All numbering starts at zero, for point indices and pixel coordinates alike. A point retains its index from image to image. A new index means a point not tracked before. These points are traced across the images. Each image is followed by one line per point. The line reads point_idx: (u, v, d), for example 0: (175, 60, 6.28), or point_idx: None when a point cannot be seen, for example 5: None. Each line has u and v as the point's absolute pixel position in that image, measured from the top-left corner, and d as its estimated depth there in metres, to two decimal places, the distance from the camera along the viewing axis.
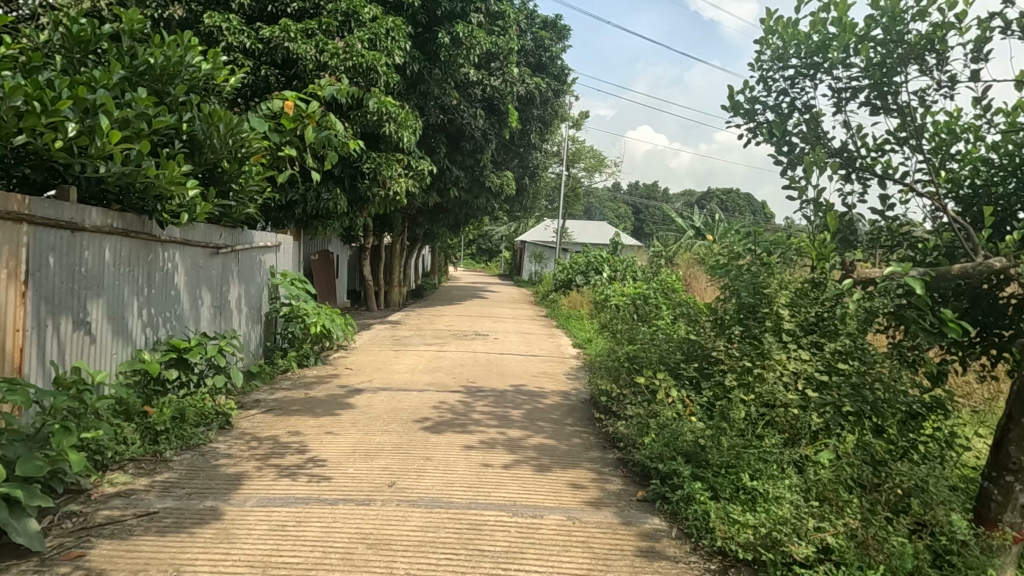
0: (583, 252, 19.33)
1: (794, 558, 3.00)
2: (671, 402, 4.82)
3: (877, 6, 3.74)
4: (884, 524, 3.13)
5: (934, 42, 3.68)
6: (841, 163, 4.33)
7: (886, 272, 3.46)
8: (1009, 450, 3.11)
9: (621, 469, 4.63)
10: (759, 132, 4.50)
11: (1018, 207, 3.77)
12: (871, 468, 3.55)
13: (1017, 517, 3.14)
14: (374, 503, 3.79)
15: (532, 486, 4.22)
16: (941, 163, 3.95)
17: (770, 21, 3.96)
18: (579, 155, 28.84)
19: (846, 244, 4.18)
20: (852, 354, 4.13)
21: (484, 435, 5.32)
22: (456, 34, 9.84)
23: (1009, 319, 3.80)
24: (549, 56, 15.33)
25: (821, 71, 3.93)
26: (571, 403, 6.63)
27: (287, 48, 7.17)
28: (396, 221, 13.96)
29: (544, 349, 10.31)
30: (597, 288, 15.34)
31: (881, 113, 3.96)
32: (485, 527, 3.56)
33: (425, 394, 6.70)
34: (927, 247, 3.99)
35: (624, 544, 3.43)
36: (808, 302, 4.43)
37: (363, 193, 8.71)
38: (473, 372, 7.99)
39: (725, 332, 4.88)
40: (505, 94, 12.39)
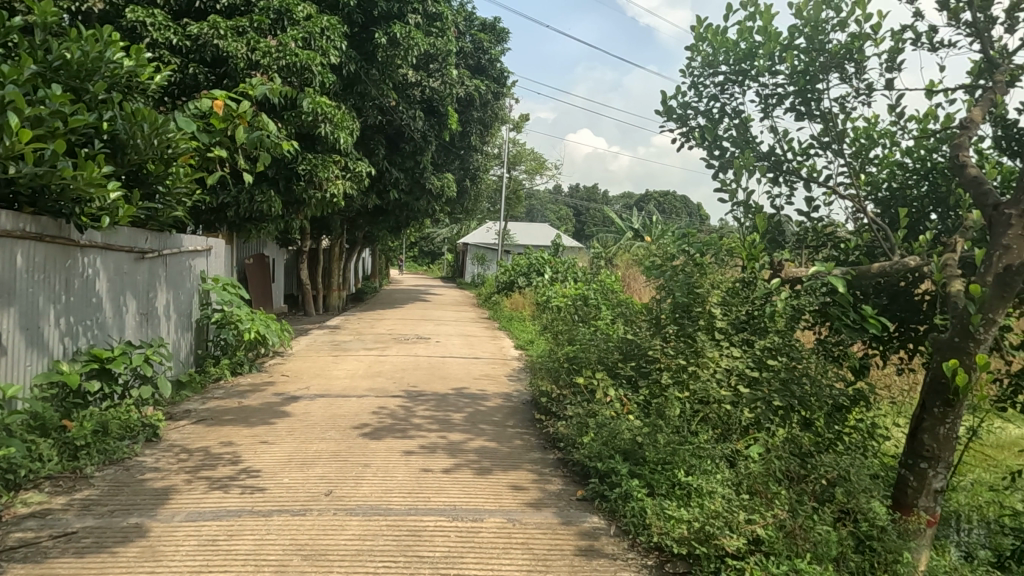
0: (525, 253, 19.45)
1: (726, 550, 3.08)
2: (609, 402, 4.94)
3: (800, 15, 3.90)
4: (811, 514, 3.26)
5: (852, 52, 3.87)
6: (769, 167, 4.50)
7: (811, 271, 3.60)
8: (922, 438, 3.27)
9: (561, 469, 4.68)
10: (690, 136, 4.63)
11: (930, 209, 4.02)
12: (798, 460, 3.70)
13: (931, 501, 3.32)
14: (310, 512, 3.70)
15: (473, 489, 4.21)
16: (861, 167, 4.15)
17: (700, 28, 4.08)
18: (520, 157, 29.01)
19: (775, 244, 4.32)
20: (780, 351, 4.24)
21: (425, 439, 5.28)
22: (394, 35, 9.74)
23: (923, 315, 4.06)
24: (489, 59, 15.41)
25: (748, 77, 4.07)
26: (513, 405, 6.65)
27: (217, 46, 6.92)
28: (336, 223, 13.65)
29: (487, 351, 10.30)
30: (539, 289, 15.47)
31: (806, 118, 4.13)
32: (425, 533, 3.53)
33: (365, 400, 6.60)
34: (849, 247, 4.20)
35: (563, 543, 3.46)
36: (740, 301, 4.45)
37: (299, 195, 8.49)
38: (415, 376, 7.91)
39: (661, 331, 4.95)
40: (445, 95, 12.34)
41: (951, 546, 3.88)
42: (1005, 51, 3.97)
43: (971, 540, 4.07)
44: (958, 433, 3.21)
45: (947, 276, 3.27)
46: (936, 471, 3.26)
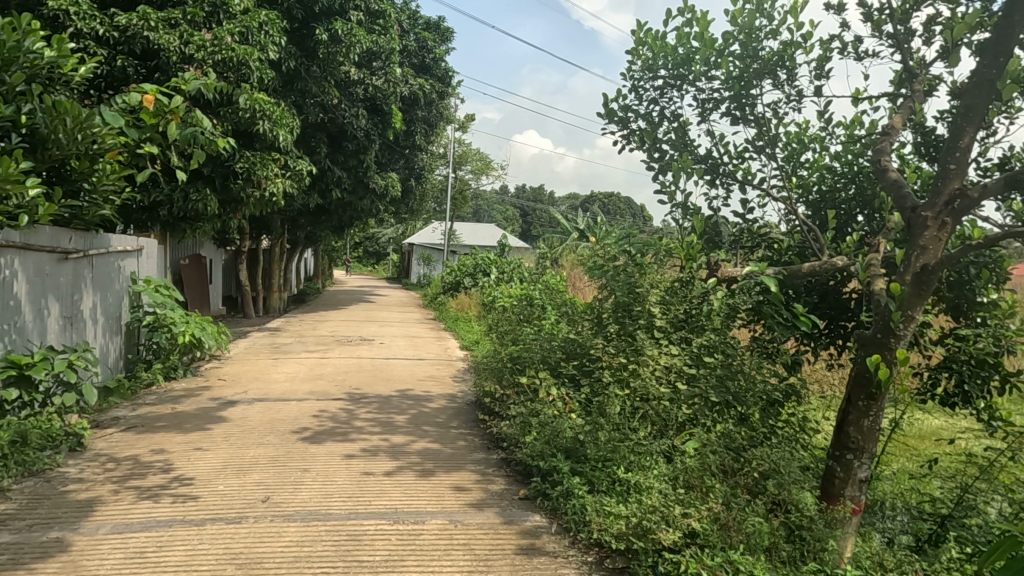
0: (470, 253, 19.45)
1: (663, 544, 3.14)
2: (552, 401, 5.00)
3: (735, 22, 4.01)
4: (744, 506, 3.37)
5: (784, 59, 4.02)
6: (706, 169, 4.62)
7: (746, 271, 3.71)
8: (848, 431, 3.40)
9: (504, 469, 4.70)
10: (631, 139, 4.71)
11: (857, 211, 4.24)
12: (732, 455, 3.81)
13: (856, 491, 3.46)
14: (245, 520, 3.59)
15: (415, 491, 4.17)
16: (793, 170, 4.31)
17: (640, 32, 4.14)
18: (465, 157, 28.92)
19: (712, 244, 4.43)
20: (716, 348, 4.32)
21: (367, 442, 5.20)
22: (336, 31, 9.58)
23: (851, 312, 4.27)
24: (433, 58, 15.33)
25: (686, 82, 4.17)
26: (457, 406, 6.63)
27: (147, 39, 6.64)
28: (276, 222, 13.31)
29: (432, 352, 10.23)
30: (484, 289, 15.48)
31: (740, 122, 4.27)
32: (366, 537, 3.47)
33: (305, 403, 6.47)
34: (782, 248, 4.36)
35: (505, 543, 3.47)
36: (678, 300, 4.56)
37: (236, 194, 8.24)
38: (358, 378, 7.79)
39: (603, 330, 5.02)
40: (389, 94, 12.24)
41: (875, 532, 4.05)
42: (922, 62, 4.19)
43: (894, 527, 4.27)
44: (881, 424, 3.36)
45: (871, 275, 3.43)
46: (861, 462, 3.40)
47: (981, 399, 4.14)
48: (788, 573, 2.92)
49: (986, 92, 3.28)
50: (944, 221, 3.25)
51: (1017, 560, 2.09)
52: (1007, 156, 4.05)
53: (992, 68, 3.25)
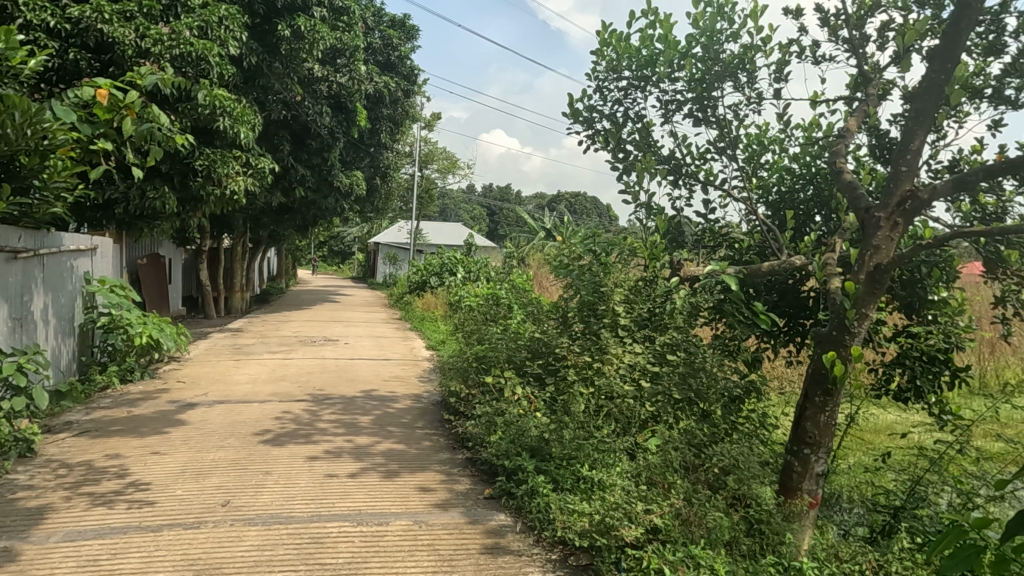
0: (437, 253, 19.37)
1: (625, 540, 3.17)
2: (517, 400, 5.02)
3: (696, 25, 4.07)
4: (705, 501, 3.43)
5: (744, 62, 4.10)
6: (670, 170, 4.69)
7: (707, 270, 3.76)
8: (805, 426, 3.48)
9: (469, 468, 4.69)
10: (596, 139, 4.75)
11: (815, 211, 4.34)
12: (693, 451, 3.87)
13: (813, 485, 3.53)
14: (204, 525, 3.52)
15: (379, 492, 4.14)
16: (753, 171, 4.39)
17: (605, 33, 4.17)
18: (431, 156, 28.79)
19: (675, 244, 4.49)
20: (678, 346, 4.38)
21: (330, 444, 5.14)
22: (298, 28, 9.46)
23: (809, 310, 4.38)
24: (398, 56, 15.23)
25: (650, 83, 4.22)
26: (422, 406, 6.60)
27: (100, 31, 6.39)
28: (237, 221, 13.06)
29: (398, 352, 10.16)
30: (451, 289, 15.44)
31: (702, 124, 4.34)
32: (329, 540, 3.43)
33: (267, 405, 6.36)
34: (743, 247, 4.44)
35: (469, 543, 3.47)
36: (642, 299, 4.62)
37: (196, 192, 8.05)
38: (321, 379, 7.69)
39: (569, 329, 5.06)
40: (353, 91, 12.14)
41: (831, 524, 4.15)
42: (876, 67, 4.30)
43: (850, 520, 4.39)
44: (836, 420, 3.44)
45: (827, 274, 3.52)
46: (818, 456, 3.48)
47: (932, 394, 4.28)
48: (747, 567, 2.98)
49: (935, 97, 3.39)
50: (896, 221, 3.35)
51: (963, 548, 2.17)
52: (955, 158, 4.20)
53: (941, 74, 3.36)
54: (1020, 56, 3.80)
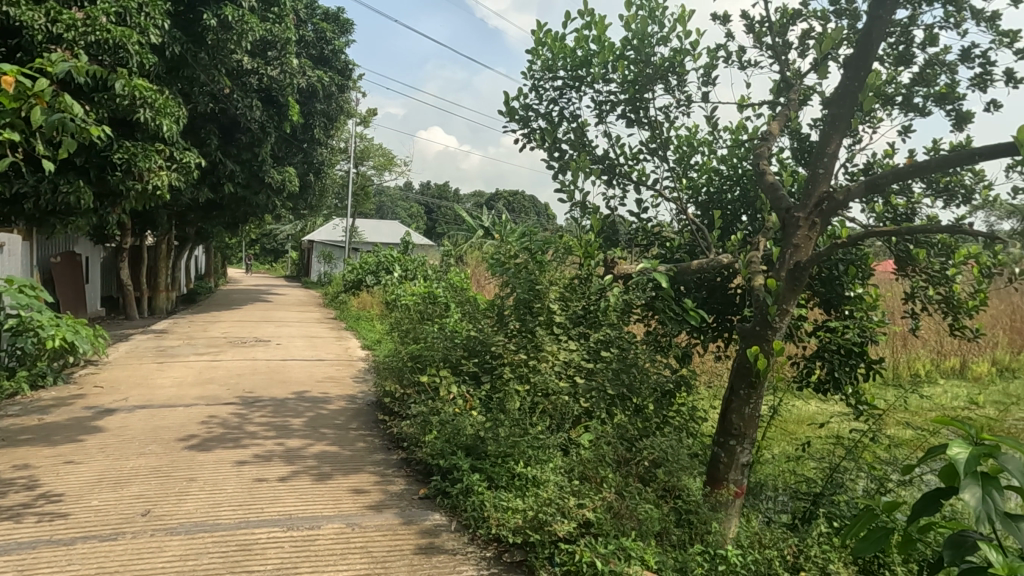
0: (373, 251, 19.09)
1: (558, 535, 3.21)
2: (452, 398, 5.00)
3: (629, 27, 4.15)
4: (636, 494, 3.51)
5: (674, 65, 4.21)
6: (604, 169, 4.76)
7: (640, 268, 3.83)
8: (731, 418, 3.58)
9: (404, 469, 4.66)
10: (532, 137, 4.78)
11: (741, 212, 4.50)
12: (624, 445, 3.96)
13: (739, 475, 3.64)
14: (122, 536, 3.35)
15: (311, 496, 4.04)
16: (683, 172, 4.52)
17: (540, 33, 4.19)
18: (367, 153, 28.35)
19: (610, 242, 4.57)
20: (612, 343, 4.43)
21: (260, 447, 4.99)
22: (225, 18, 9.08)
23: (736, 306, 4.54)
24: (332, 50, 14.91)
25: (584, 83, 4.28)
26: (356, 406, 6.49)
27: (5, 14, 5.91)
28: (161, 217, 12.49)
29: (332, 352, 9.96)
30: (387, 288, 15.25)
31: (635, 125, 4.43)
32: (257, 546, 3.33)
33: (192, 409, 6.12)
34: (674, 246, 4.56)
35: (403, 544, 3.43)
36: (577, 296, 4.68)
37: (114, 186, 7.65)
38: (251, 381, 7.45)
39: (505, 326, 5.07)
40: (285, 85, 11.80)
41: (757, 513, 4.32)
42: (798, 74, 4.50)
43: (775, 507, 4.58)
44: (760, 411, 3.57)
45: (751, 271, 3.65)
46: (743, 446, 3.59)
47: (850, 385, 4.50)
48: (675, 557, 3.07)
49: (850, 103, 3.56)
50: (814, 221, 3.51)
51: (874, 530, 2.30)
52: (869, 162, 4.44)
53: (854, 81, 3.55)
54: (927, 66, 4.05)
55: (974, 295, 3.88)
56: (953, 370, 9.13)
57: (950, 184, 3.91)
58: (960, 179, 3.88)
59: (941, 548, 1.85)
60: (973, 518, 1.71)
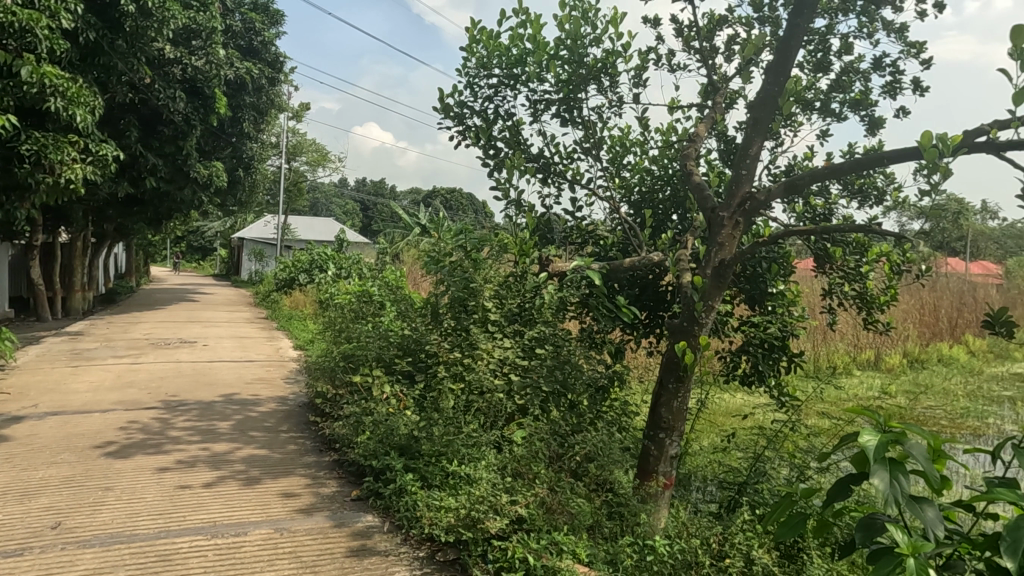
0: (307, 249, 18.64)
1: (491, 533, 3.23)
2: (386, 398, 4.93)
3: (563, 28, 4.19)
4: (568, 489, 3.55)
5: (607, 66, 4.29)
6: (539, 168, 4.79)
7: (574, 266, 3.86)
8: (661, 411, 3.67)
9: (337, 470, 4.57)
10: (467, 135, 4.76)
11: (671, 211, 4.61)
12: (558, 441, 3.99)
13: (668, 467, 3.73)
14: (29, 551, 3.16)
15: (237, 501, 3.91)
16: (616, 171, 4.60)
17: (475, 30, 4.18)
18: (300, 148, 27.65)
19: (545, 240, 4.60)
20: (546, 340, 4.37)
21: (184, 453, 4.79)
22: (146, 4, 8.69)
23: (666, 303, 4.66)
24: (261, 41, 14.45)
25: (519, 82, 4.29)
26: (287, 408, 6.33)
27: None
28: (77, 213, 11.82)
29: (262, 353, 9.68)
30: (320, 286, 14.93)
31: (569, 124, 4.48)
32: (178, 556, 3.20)
33: (110, 414, 5.82)
34: (607, 244, 4.63)
35: (334, 547, 3.36)
36: (512, 293, 4.60)
37: (22, 180, 7.16)
38: (175, 384, 7.15)
39: (440, 324, 5.04)
40: (211, 76, 11.38)
41: (686, 504, 4.45)
42: (723, 78, 4.65)
43: (703, 497, 4.73)
44: (688, 405, 3.67)
45: (679, 269, 3.75)
46: (672, 439, 3.69)
47: (773, 377, 4.69)
48: (605, 550, 3.12)
49: (770, 107, 3.71)
50: (737, 221, 3.64)
51: (793, 516, 2.41)
52: (790, 163, 4.64)
53: (774, 86, 3.69)
54: (842, 74, 4.27)
55: (885, 290, 4.16)
56: (868, 362, 9.67)
57: (864, 185, 4.12)
58: (872, 182, 4.11)
59: (853, 531, 1.94)
60: (881, 501, 1.80)
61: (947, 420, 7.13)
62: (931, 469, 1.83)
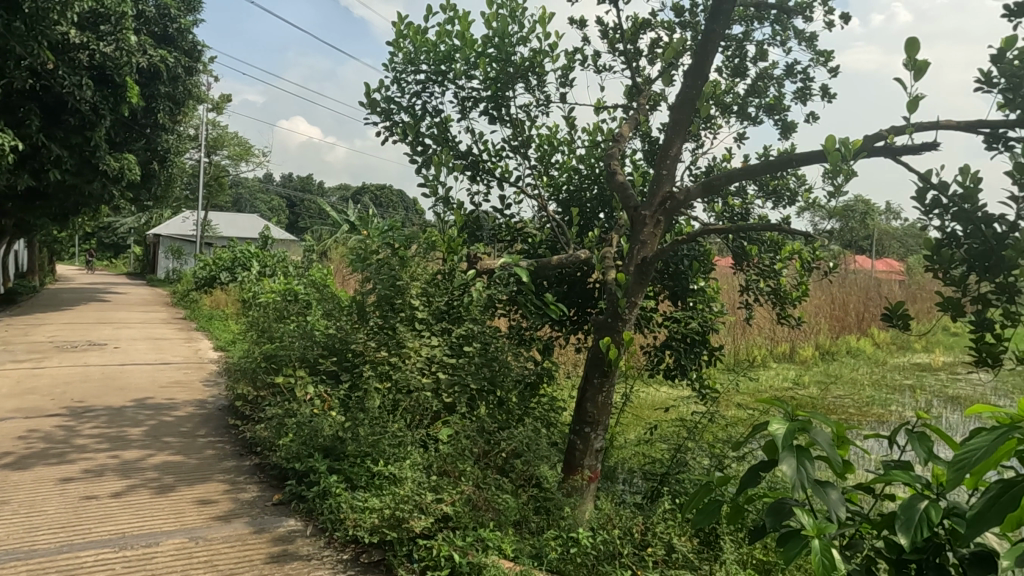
0: (229, 246, 17.96)
1: (416, 532, 3.20)
2: (310, 399, 4.80)
3: (491, 26, 4.19)
4: (495, 485, 3.56)
5: (534, 65, 4.32)
6: (467, 165, 4.78)
7: (501, 263, 3.87)
8: (586, 406, 3.73)
9: (258, 475, 4.43)
10: (394, 131, 4.70)
11: (598, 210, 4.70)
12: (485, 438, 3.99)
13: (593, 460, 3.80)
14: None
15: (149, 511, 3.73)
16: (545, 170, 4.65)
17: (402, 25, 4.12)
18: (222, 141, 26.58)
19: (473, 238, 4.60)
20: (474, 338, 4.40)
21: (90, 462, 4.53)
22: None
23: (593, 300, 4.74)
24: (177, 28, 13.80)
25: (447, 79, 4.27)
26: (205, 412, 6.08)
27: None
28: None
29: (179, 355, 9.26)
30: (243, 285, 14.42)
31: (497, 122, 4.49)
32: (83, 571, 3.03)
33: (8, 423, 5.43)
34: (536, 242, 4.66)
35: (253, 554, 3.26)
36: (440, 291, 4.60)
37: None
38: (82, 389, 6.75)
39: (366, 323, 4.95)
40: (121, 64, 10.80)
41: (611, 496, 4.55)
42: (647, 80, 4.76)
43: (629, 489, 4.85)
44: (612, 399, 3.74)
45: (604, 266, 3.82)
46: (597, 433, 3.75)
47: (694, 371, 4.85)
48: (531, 545, 3.15)
49: (689, 110, 3.84)
50: (659, 219, 3.73)
51: (709, 504, 2.49)
52: (710, 164, 4.81)
53: (693, 89, 3.81)
54: (758, 79, 4.45)
55: (797, 286, 4.37)
56: (783, 354, 10.16)
57: (778, 186, 4.32)
58: (785, 183, 4.31)
59: (764, 516, 2.02)
60: (789, 487, 1.88)
61: (855, 408, 7.57)
62: (835, 455, 1.92)
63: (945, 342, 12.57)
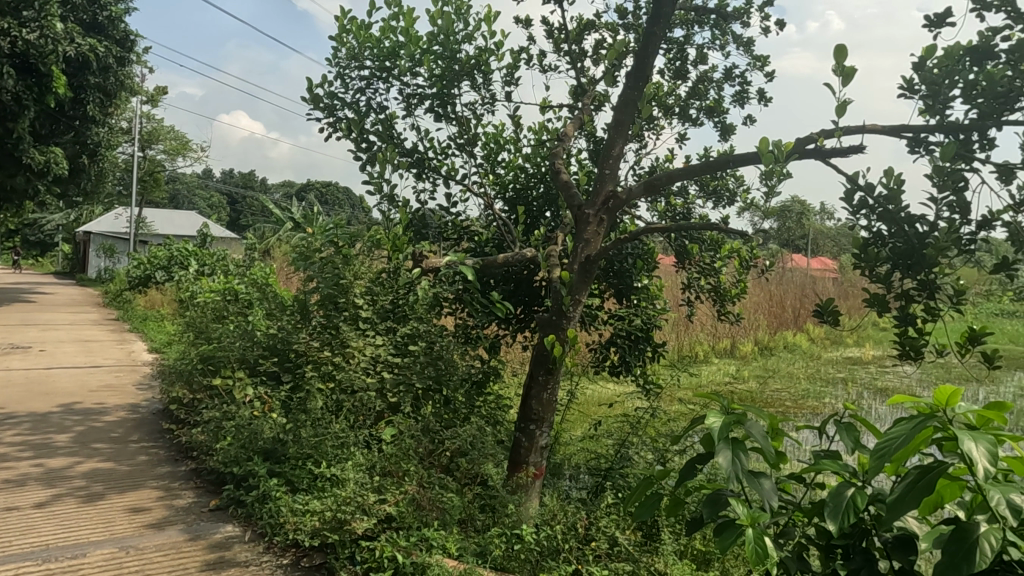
0: (164, 244, 17.29)
1: (359, 534, 3.15)
2: (249, 401, 4.68)
3: (435, 23, 4.16)
4: (440, 485, 3.54)
5: (479, 63, 4.30)
6: (412, 163, 4.74)
7: (446, 262, 3.84)
8: (531, 403, 3.75)
9: (194, 480, 4.29)
10: (338, 127, 4.62)
11: (544, 209, 4.73)
12: (431, 437, 3.96)
13: (539, 457, 3.82)
14: None
15: (75, 521, 3.56)
16: (490, 168, 4.64)
17: (345, 19, 4.05)
18: (157, 135, 25.58)
19: (419, 236, 4.56)
20: (419, 336, 4.36)
21: (11, 471, 4.30)
22: None
23: (540, 298, 4.76)
24: (107, 16, 13.19)
25: (392, 75, 4.22)
26: (138, 416, 5.85)
27: None
28: None
29: (111, 357, 8.87)
30: (180, 284, 13.93)
31: (443, 120, 4.46)
32: None
33: None
34: (482, 240, 4.65)
35: (187, 562, 3.15)
36: (384, 290, 4.54)
37: None
38: (3, 395, 6.38)
39: (308, 323, 4.85)
40: (46, 52, 10.25)
41: (557, 491, 4.60)
42: (592, 80, 4.82)
43: (574, 484, 4.90)
44: (557, 396, 3.77)
45: (549, 264, 3.85)
46: (542, 430, 3.77)
47: (638, 367, 4.93)
48: (475, 542, 3.15)
49: (632, 110, 3.90)
50: (602, 218, 3.78)
51: (650, 497, 2.54)
52: (653, 164, 4.90)
53: (635, 90, 3.88)
54: (699, 82, 4.56)
55: (736, 284, 4.49)
56: (724, 350, 10.45)
57: (717, 186, 4.44)
58: (725, 183, 4.42)
59: (701, 507, 2.05)
60: (725, 478, 1.93)
61: (791, 401, 7.85)
62: (768, 446, 1.98)
63: (874, 336, 13.18)
